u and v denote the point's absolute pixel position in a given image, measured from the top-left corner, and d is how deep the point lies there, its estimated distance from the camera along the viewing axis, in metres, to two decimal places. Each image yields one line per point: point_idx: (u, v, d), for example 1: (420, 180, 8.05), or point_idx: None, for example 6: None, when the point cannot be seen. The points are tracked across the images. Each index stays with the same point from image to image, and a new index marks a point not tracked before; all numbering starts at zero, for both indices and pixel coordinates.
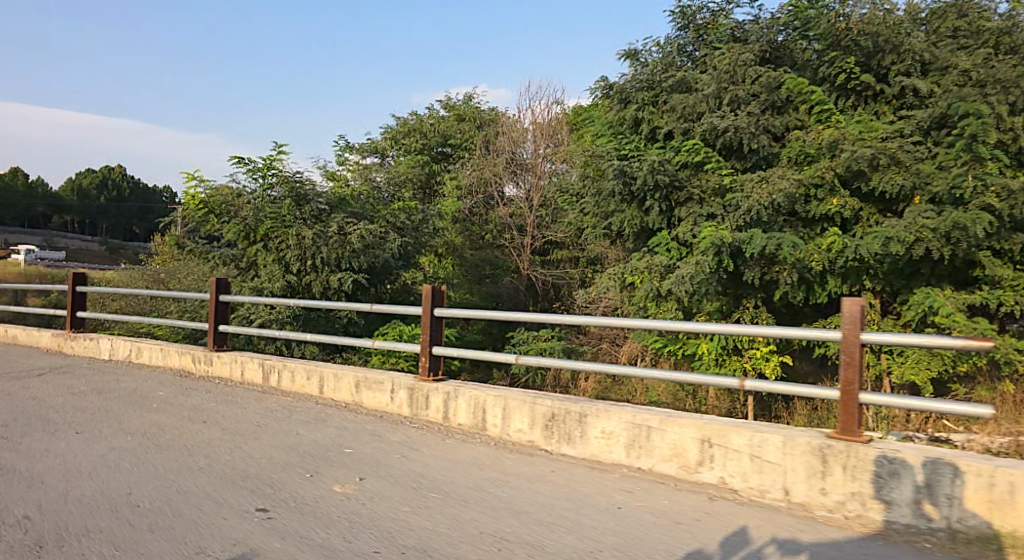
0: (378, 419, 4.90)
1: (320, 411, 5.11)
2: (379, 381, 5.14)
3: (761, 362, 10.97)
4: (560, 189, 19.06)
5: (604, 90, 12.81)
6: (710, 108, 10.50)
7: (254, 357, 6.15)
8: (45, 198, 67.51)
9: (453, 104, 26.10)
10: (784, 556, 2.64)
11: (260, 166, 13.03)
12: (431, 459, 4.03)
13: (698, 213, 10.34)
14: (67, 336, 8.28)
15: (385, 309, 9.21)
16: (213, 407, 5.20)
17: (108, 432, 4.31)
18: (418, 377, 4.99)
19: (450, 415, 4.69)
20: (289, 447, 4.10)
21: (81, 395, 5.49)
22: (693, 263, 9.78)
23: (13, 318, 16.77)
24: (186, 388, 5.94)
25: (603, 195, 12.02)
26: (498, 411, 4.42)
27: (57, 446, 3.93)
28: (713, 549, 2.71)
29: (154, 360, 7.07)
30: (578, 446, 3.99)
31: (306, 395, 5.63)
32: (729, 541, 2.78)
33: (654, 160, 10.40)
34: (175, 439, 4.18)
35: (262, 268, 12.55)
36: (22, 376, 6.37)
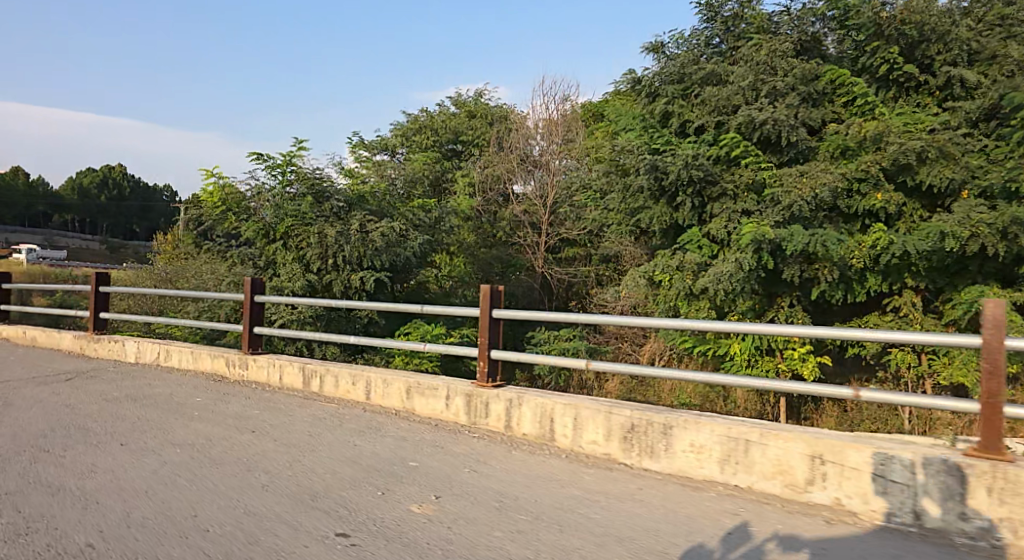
0: (434, 428, 4.62)
1: (371, 420, 4.83)
2: (432, 386, 4.85)
3: (798, 363, 10.73)
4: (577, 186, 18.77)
5: (631, 84, 12.51)
6: (745, 100, 10.13)
7: (293, 361, 5.87)
8: (46, 198, 67.15)
9: (463, 101, 25.79)
10: (783, 553, 2.70)
11: (280, 162, 12.76)
12: (504, 474, 3.75)
13: (732, 209, 10.06)
14: (90, 338, 8.01)
15: (407, 310, 8.89)
16: (259, 415, 4.93)
17: (155, 444, 4.04)
18: (475, 383, 4.70)
19: (513, 424, 4.39)
20: (351, 461, 3.83)
21: (116, 402, 5.20)
22: (730, 261, 9.45)
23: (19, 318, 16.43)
24: (224, 393, 5.67)
25: (631, 191, 11.68)
26: (568, 420, 4.09)
27: (103, 460, 3.67)
28: (712, 545, 2.78)
29: (184, 363, 6.80)
30: (662, 461, 3.66)
31: (351, 402, 5.36)
32: (729, 538, 2.84)
33: (688, 154, 10.07)
34: (228, 452, 3.91)
35: (282, 267, 12.28)
36: (49, 381, 6.10)
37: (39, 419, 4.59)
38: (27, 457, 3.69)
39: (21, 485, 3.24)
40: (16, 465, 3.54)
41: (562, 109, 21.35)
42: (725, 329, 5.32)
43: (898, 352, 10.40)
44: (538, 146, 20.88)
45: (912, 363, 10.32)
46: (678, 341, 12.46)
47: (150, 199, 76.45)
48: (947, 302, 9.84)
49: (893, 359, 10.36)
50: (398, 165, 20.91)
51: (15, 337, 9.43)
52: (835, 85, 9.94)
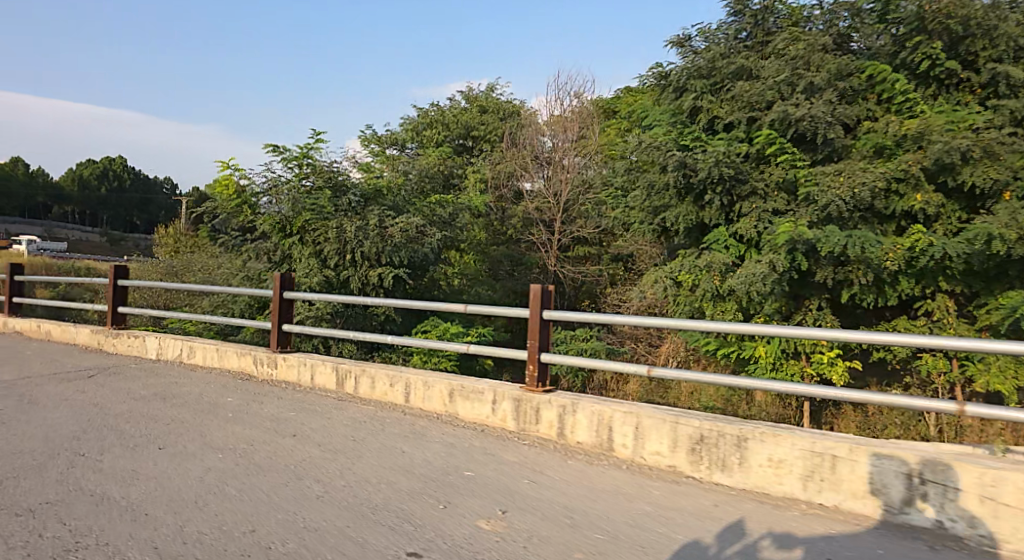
0: (481, 434, 4.42)
1: (414, 424, 4.64)
2: (478, 390, 4.65)
3: (829, 367, 10.64)
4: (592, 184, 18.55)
5: (656, 79, 12.28)
6: (780, 95, 9.90)
7: (326, 361, 5.69)
8: (48, 189, 66.99)
9: (474, 96, 25.52)
10: (778, 549, 2.77)
11: (297, 154, 12.56)
12: (566, 485, 3.54)
13: (763, 209, 9.96)
14: (109, 333, 7.82)
15: (426, 307, 8.62)
16: (296, 417, 4.73)
17: (195, 448, 3.84)
18: (524, 387, 4.49)
19: (566, 432, 4.18)
20: (404, 471, 3.63)
21: (146, 401, 5.00)
22: (763, 263, 9.30)
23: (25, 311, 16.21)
24: (255, 393, 5.47)
25: (656, 188, 11.49)
26: (628, 429, 3.88)
27: (144, 465, 3.48)
28: (709, 540, 2.86)
29: (209, 360, 6.60)
30: (737, 475, 3.44)
31: (389, 404, 5.18)
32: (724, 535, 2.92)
33: (720, 151, 9.87)
34: (272, 458, 3.71)
35: (299, 261, 12.10)
36: (71, 378, 5.90)
37: (69, 419, 4.39)
38: (64, 461, 3.50)
39: (63, 493, 3.05)
40: (54, 470, 3.34)
41: (576, 105, 21.05)
42: (748, 331, 5.16)
43: (930, 358, 10.17)
44: (550, 142, 20.60)
45: (944, 369, 10.04)
46: (701, 343, 12.34)
47: (151, 191, 76.19)
48: (980, 308, 9.64)
49: (924, 365, 10.13)
50: (410, 158, 20.70)
51: (30, 330, 9.24)
52: (873, 80, 9.77)
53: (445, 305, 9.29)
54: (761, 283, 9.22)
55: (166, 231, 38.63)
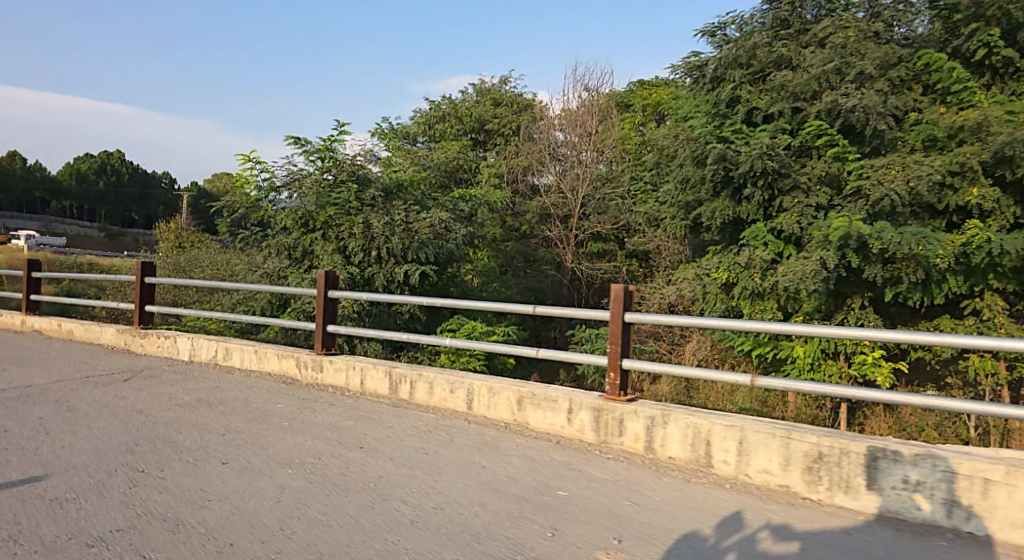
0: (559, 446, 4.12)
1: (484, 435, 4.34)
2: (551, 398, 4.34)
3: (874, 370, 10.41)
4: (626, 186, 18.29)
5: (690, 71, 12.02)
6: (826, 84, 9.64)
7: (377, 364, 5.40)
8: (46, 184, 66.38)
9: (486, 88, 24.90)
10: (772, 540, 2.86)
11: (320, 147, 12.25)
12: (672, 506, 3.24)
13: (806, 205, 9.72)
14: (137, 333, 7.50)
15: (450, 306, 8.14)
16: (355, 427, 4.43)
17: (261, 463, 3.54)
18: (603, 396, 4.18)
19: (655, 446, 3.86)
20: (493, 490, 3.31)
21: (193, 408, 4.69)
22: (812, 260, 9.05)
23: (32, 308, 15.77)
24: (305, 400, 5.17)
25: (692, 182, 11.18)
26: (731, 444, 3.56)
27: (212, 484, 3.18)
28: (704, 530, 2.96)
29: (247, 363, 6.29)
30: (864, 499, 3.14)
31: (449, 411, 4.88)
32: (719, 524, 3.02)
33: (765, 144, 9.71)
34: (348, 476, 3.40)
35: (321, 257, 11.77)
36: (105, 380, 5.58)
37: (116, 428, 4.08)
38: (125, 478, 3.20)
39: (133, 518, 2.75)
40: (116, 490, 3.03)
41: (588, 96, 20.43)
42: (792, 331, 4.83)
43: (979, 359, 9.87)
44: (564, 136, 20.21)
45: (992, 369, 9.76)
46: (735, 343, 12.20)
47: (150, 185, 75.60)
48: None
49: (973, 367, 9.84)
50: (424, 151, 20.29)
51: (51, 329, 8.91)
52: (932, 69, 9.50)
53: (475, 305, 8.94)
54: (811, 281, 8.95)
55: (167, 227, 38.19)
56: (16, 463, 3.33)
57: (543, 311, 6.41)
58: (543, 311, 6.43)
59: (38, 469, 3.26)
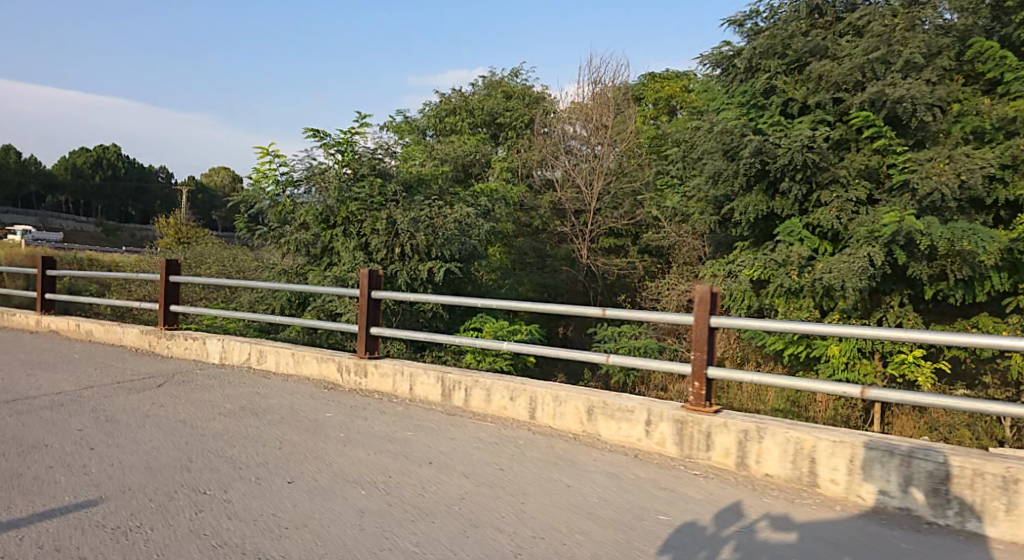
0: (640, 461, 3.83)
1: (555, 448, 4.06)
2: (626, 409, 4.05)
3: (916, 371, 10.27)
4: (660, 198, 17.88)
5: (722, 60, 11.77)
6: (870, 74, 9.52)
7: (427, 370, 5.12)
8: (42, 178, 65.61)
9: (495, 79, 23.90)
10: (772, 529, 2.97)
11: (341, 140, 11.88)
12: (785, 530, 2.96)
13: (845, 199, 9.66)
14: (162, 334, 7.18)
15: (466, 305, 7.77)
16: (416, 439, 4.15)
17: (329, 483, 3.25)
18: (686, 407, 3.89)
19: (750, 462, 3.57)
20: (589, 515, 3.02)
21: (239, 418, 4.40)
22: (860, 256, 8.91)
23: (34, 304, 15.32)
24: (354, 408, 4.89)
25: (723, 177, 10.93)
26: (840, 462, 3.28)
27: (284, 508, 2.89)
28: (704, 520, 3.03)
29: (283, 366, 6.00)
30: (1003, 525, 2.87)
31: (509, 420, 4.60)
32: (719, 516, 3.08)
33: (805, 137, 9.53)
34: (427, 498, 3.12)
35: (342, 254, 11.49)
36: (138, 386, 5.28)
37: (164, 441, 3.80)
38: (188, 502, 2.92)
39: (211, 551, 2.47)
40: (181, 516, 2.75)
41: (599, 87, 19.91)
42: (812, 330, 4.69)
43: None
44: (577, 129, 19.98)
45: None
46: (766, 343, 11.95)
47: (146, 180, 74.85)
48: None
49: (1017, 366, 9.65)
50: (433, 142, 19.76)
51: (70, 330, 8.61)
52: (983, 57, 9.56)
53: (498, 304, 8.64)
54: (858, 277, 8.83)
55: (163, 224, 37.70)
56: (66, 485, 3.03)
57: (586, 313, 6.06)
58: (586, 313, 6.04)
59: (93, 491, 2.97)
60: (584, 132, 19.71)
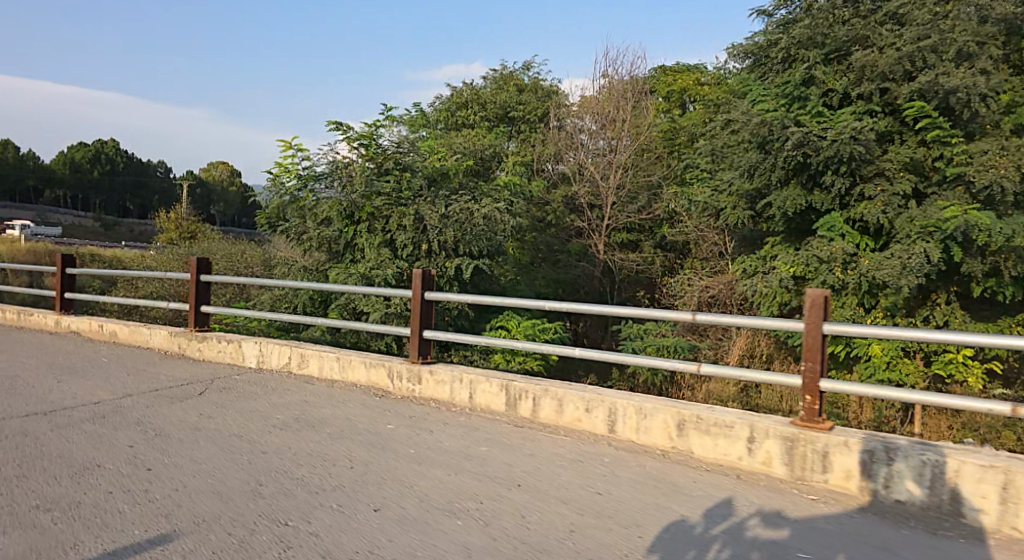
0: (746, 481, 3.50)
1: (646, 465, 3.72)
2: (724, 424, 3.71)
3: (964, 371, 9.99)
4: (681, 187, 17.67)
5: (756, 49, 11.35)
6: (920, 63, 9.16)
7: (489, 377, 4.77)
8: (37, 173, 64.86)
9: (502, 74, 22.88)
10: (764, 527, 2.96)
11: (365, 134, 11.52)
12: None
13: (892, 193, 9.27)
14: (193, 336, 6.83)
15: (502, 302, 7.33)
16: (493, 456, 3.82)
17: (419, 512, 2.93)
18: (796, 423, 3.56)
19: (876, 486, 3.25)
20: (716, 551, 2.69)
21: (296, 431, 4.07)
22: (917, 251, 8.59)
23: (38, 300, 14.86)
24: (414, 418, 4.56)
25: (759, 170, 10.51)
26: (991, 489, 2.98)
27: (384, 546, 2.56)
28: (694, 519, 3.00)
29: (328, 371, 5.66)
30: None
31: (584, 433, 4.25)
32: (712, 515, 3.06)
33: (853, 129, 9.09)
34: (533, 529, 2.79)
35: (366, 251, 11.15)
36: (178, 395, 4.93)
37: (224, 459, 3.46)
38: (273, 536, 2.59)
39: None
40: (270, 556, 2.42)
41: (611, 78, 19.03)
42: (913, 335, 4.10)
43: None
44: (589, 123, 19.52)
45: None
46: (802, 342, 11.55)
47: (144, 174, 74.13)
48: None
49: None
50: (446, 134, 19.28)
51: (91, 331, 8.24)
52: None
53: (535, 301, 8.29)
54: (912, 275, 8.56)
55: (164, 220, 37.22)
56: (132, 517, 2.70)
57: (659, 314, 5.48)
58: (660, 316, 5.43)
59: (165, 524, 2.64)
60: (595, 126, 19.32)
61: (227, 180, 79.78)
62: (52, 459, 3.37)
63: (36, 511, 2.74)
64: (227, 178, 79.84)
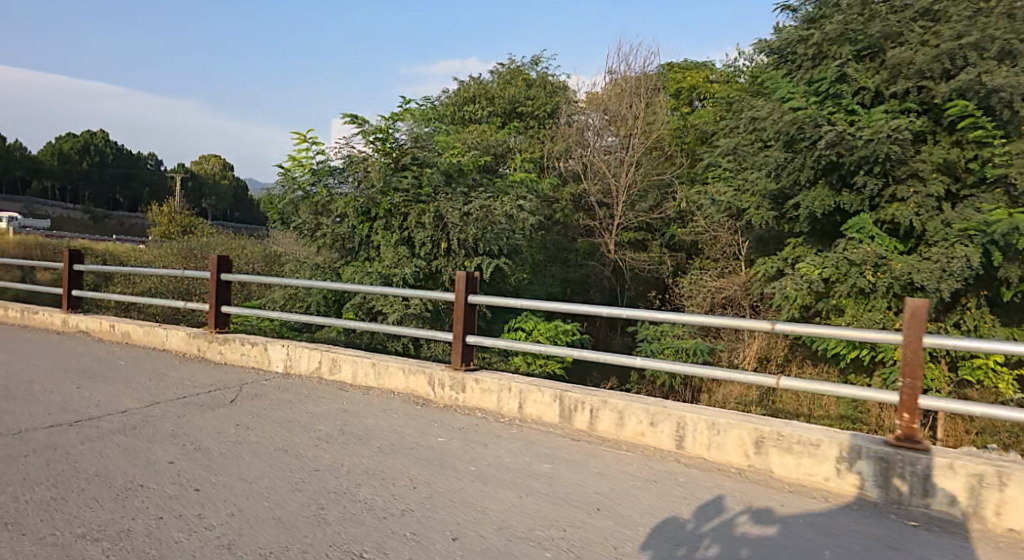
0: (835, 504, 3.26)
1: (725, 485, 3.48)
2: (809, 442, 3.47)
3: (995, 378, 9.57)
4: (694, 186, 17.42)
5: (786, 43, 11.02)
6: (961, 61, 8.87)
7: (541, 387, 4.52)
8: (26, 164, 63.84)
9: (510, 68, 22.58)
10: (753, 524, 3.02)
11: (380, 128, 11.21)
12: None
13: (926, 194, 9.00)
14: (213, 338, 6.54)
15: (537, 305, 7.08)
16: (559, 475, 3.57)
17: (500, 543, 2.68)
18: (891, 442, 3.33)
19: (986, 513, 3.01)
20: None
21: (344, 445, 3.81)
22: (959, 255, 8.37)
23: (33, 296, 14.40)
24: (464, 430, 4.30)
25: (786, 169, 10.24)
26: None
27: None
28: (683, 516, 3.07)
29: (362, 378, 5.40)
30: None
31: (649, 448, 4.01)
32: (772, 535, 2.90)
33: (891, 127, 8.78)
34: None
35: (382, 250, 10.86)
36: (209, 403, 4.65)
37: (277, 478, 3.20)
38: None
39: None
40: None
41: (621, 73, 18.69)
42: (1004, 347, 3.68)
43: None
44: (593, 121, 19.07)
45: None
46: (826, 348, 11.26)
47: (135, 167, 73.18)
48: None
49: None
50: (453, 129, 18.84)
51: (101, 331, 7.91)
52: None
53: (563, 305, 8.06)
54: (954, 279, 8.40)
55: (156, 214, 36.62)
56: (191, 548, 2.44)
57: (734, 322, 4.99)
58: (734, 324, 4.95)
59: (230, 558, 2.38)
60: (602, 122, 18.93)
61: (221, 174, 79.10)
62: (90, 479, 3.10)
63: (83, 541, 2.48)
64: (220, 173, 79.12)
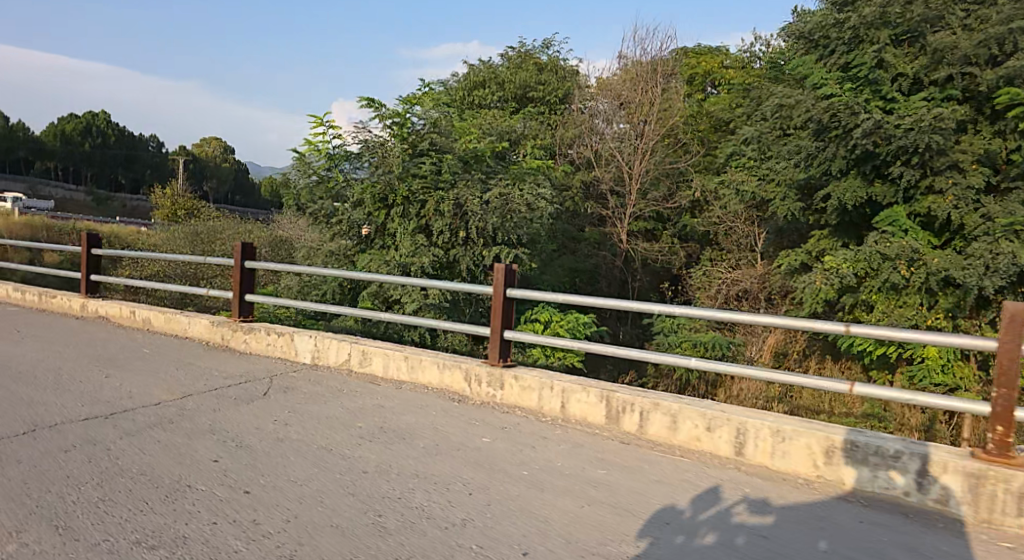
0: (918, 519, 3.05)
1: (797, 496, 3.27)
2: (888, 454, 3.27)
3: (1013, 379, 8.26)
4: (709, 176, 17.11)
5: (818, 29, 10.69)
6: (1010, 47, 8.57)
7: (587, 386, 4.31)
8: (30, 144, 63.43)
9: (522, 53, 22.15)
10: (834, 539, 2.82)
11: (397, 112, 10.95)
12: None
13: (964, 186, 8.73)
14: (237, 327, 6.33)
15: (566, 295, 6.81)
16: (618, 481, 3.37)
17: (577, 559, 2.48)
18: (978, 454, 3.15)
19: None
20: None
21: (389, 444, 3.60)
22: (1005, 250, 8.08)
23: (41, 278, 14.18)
24: (508, 430, 4.09)
25: (817, 159, 9.98)
26: None
27: None
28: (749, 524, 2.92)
29: (394, 371, 5.19)
30: None
31: (706, 454, 3.80)
32: (860, 554, 2.71)
33: (934, 116, 8.51)
34: None
35: (399, 237, 10.60)
36: (242, 395, 4.46)
37: (327, 480, 2.99)
38: None
39: None
40: None
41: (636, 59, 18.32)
42: None
43: None
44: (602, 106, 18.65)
45: None
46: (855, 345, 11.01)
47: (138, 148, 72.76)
48: None
49: None
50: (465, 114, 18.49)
51: (121, 317, 7.72)
52: None
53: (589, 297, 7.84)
54: (998, 276, 8.06)
55: (158, 196, 36.41)
56: None
57: (796, 324, 4.24)
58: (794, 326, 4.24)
59: None
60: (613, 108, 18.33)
61: (224, 157, 78.67)
62: (135, 478, 2.90)
63: (139, 549, 2.30)
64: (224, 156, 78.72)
